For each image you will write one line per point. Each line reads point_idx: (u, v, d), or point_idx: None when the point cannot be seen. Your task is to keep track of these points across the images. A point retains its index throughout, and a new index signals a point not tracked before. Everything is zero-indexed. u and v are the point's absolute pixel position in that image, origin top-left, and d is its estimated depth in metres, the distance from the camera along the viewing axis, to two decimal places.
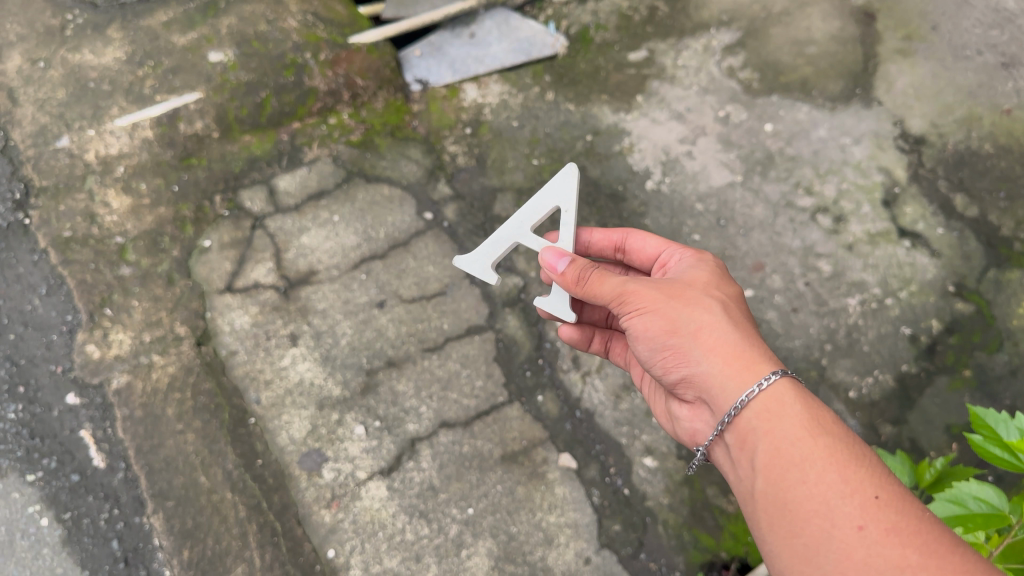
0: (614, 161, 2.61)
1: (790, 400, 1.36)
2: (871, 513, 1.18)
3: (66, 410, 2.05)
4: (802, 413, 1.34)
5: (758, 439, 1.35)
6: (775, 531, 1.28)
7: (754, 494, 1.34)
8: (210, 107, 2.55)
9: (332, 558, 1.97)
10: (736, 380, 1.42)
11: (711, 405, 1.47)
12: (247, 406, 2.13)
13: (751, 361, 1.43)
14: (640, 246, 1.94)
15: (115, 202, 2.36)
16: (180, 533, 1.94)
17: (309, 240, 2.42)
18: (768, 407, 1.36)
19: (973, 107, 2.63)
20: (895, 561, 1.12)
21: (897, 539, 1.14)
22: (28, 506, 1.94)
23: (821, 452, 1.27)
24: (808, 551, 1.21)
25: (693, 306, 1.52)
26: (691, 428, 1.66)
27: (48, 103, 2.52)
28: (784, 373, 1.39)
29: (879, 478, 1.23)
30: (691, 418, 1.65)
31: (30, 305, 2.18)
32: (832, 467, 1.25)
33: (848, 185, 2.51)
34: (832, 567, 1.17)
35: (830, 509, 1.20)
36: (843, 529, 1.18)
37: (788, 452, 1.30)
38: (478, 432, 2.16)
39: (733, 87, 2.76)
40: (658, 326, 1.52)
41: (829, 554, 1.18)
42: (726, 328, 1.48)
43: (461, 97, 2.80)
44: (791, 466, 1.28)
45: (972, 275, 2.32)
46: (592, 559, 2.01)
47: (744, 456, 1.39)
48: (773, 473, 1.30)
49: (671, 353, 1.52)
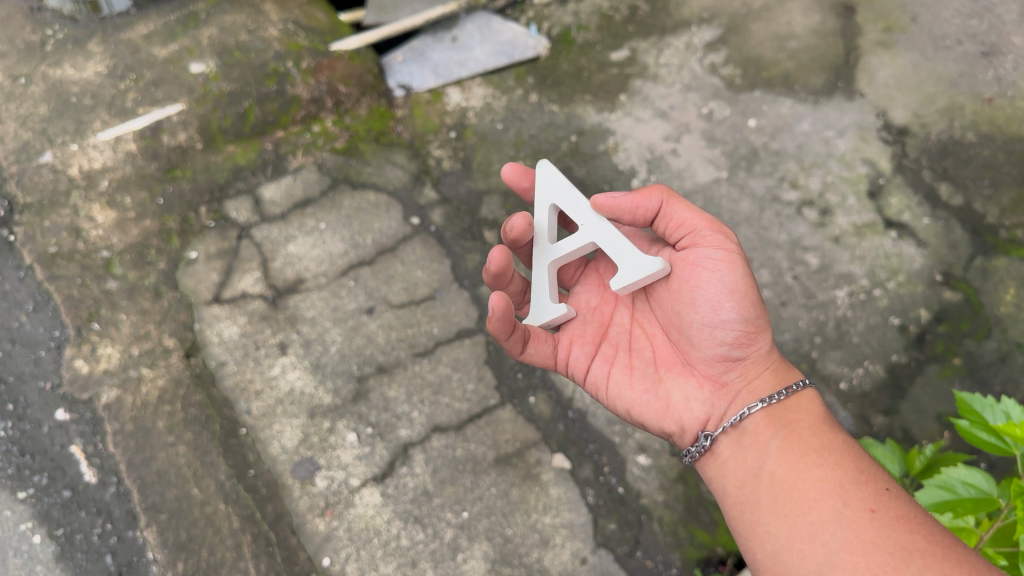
0: (600, 161, 2.61)
1: (816, 406, 1.51)
2: (883, 500, 1.25)
3: (56, 426, 2.04)
4: (824, 416, 1.48)
5: (784, 428, 1.46)
6: (782, 511, 1.34)
7: (762, 476, 1.41)
8: (193, 118, 2.54)
9: (328, 566, 1.97)
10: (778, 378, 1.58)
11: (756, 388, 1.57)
12: (239, 417, 2.12)
13: (789, 371, 1.61)
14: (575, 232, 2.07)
15: (100, 217, 2.35)
16: (174, 545, 1.93)
17: (296, 248, 2.42)
18: (801, 405, 1.51)
19: (955, 97, 2.64)
20: (903, 542, 1.17)
21: (906, 524, 1.20)
22: (21, 523, 1.93)
23: (842, 448, 1.38)
24: (814, 529, 1.26)
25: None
26: (707, 412, 1.61)
27: (30, 119, 2.51)
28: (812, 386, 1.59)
29: (891, 479, 1.32)
30: (711, 402, 1.61)
31: (17, 322, 2.18)
32: (851, 461, 1.35)
33: (832, 178, 2.51)
34: (839, 543, 1.22)
35: (844, 492, 1.28)
36: (855, 510, 1.24)
37: (812, 441, 1.40)
38: (471, 436, 2.16)
39: (716, 84, 2.77)
40: (754, 294, 1.57)
41: (837, 531, 1.23)
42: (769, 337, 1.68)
43: (445, 101, 2.81)
44: (810, 454, 1.37)
45: (959, 264, 2.33)
46: (588, 558, 2.02)
47: (755, 442, 1.47)
48: (790, 456, 1.39)
49: (751, 328, 1.57)
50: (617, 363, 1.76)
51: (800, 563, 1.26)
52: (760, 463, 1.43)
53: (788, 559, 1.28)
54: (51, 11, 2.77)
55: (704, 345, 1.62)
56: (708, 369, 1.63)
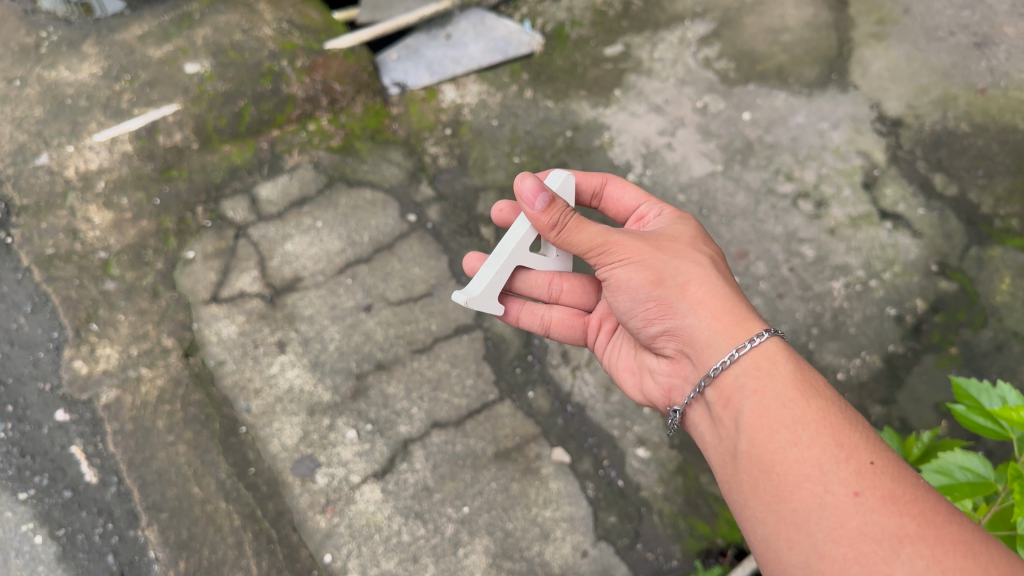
0: (595, 156, 2.62)
1: (781, 359, 1.42)
2: (866, 479, 1.21)
3: (56, 427, 2.05)
4: (793, 372, 1.40)
5: (747, 397, 1.40)
6: (766, 495, 1.31)
7: (739, 456, 1.38)
8: (189, 118, 2.54)
9: (329, 562, 1.97)
10: (725, 336, 1.48)
11: (695, 359, 1.53)
12: (238, 415, 2.13)
13: (742, 318, 1.49)
14: (617, 196, 2.01)
15: (97, 217, 2.36)
16: (176, 544, 1.94)
17: (293, 247, 2.42)
18: (758, 364, 1.42)
19: (948, 88, 2.65)
20: (891, 529, 1.14)
21: (894, 506, 1.17)
22: (22, 524, 1.94)
23: (815, 418, 1.31)
24: (799, 517, 1.24)
25: (680, 260, 1.57)
26: (668, 384, 1.68)
27: (25, 121, 2.51)
28: (773, 332, 1.45)
29: (874, 446, 1.27)
30: (669, 373, 1.67)
31: (15, 324, 2.18)
32: (827, 434, 1.28)
33: (827, 170, 2.52)
34: (825, 533, 1.20)
35: (824, 474, 1.24)
36: (838, 494, 1.21)
37: (779, 413, 1.34)
38: (470, 431, 2.17)
39: (710, 77, 2.77)
40: (646, 273, 1.55)
41: (821, 521, 1.21)
42: (714, 282, 1.54)
43: (440, 98, 2.81)
44: (782, 429, 1.32)
45: (954, 254, 2.34)
46: (589, 551, 2.02)
47: (727, 414, 1.44)
48: (760, 434, 1.34)
49: (655, 304, 1.57)
50: (610, 341, 1.90)
51: (789, 552, 1.25)
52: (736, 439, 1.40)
53: (778, 548, 1.28)
54: (45, 14, 2.77)
55: (639, 327, 1.66)
56: (656, 344, 1.67)
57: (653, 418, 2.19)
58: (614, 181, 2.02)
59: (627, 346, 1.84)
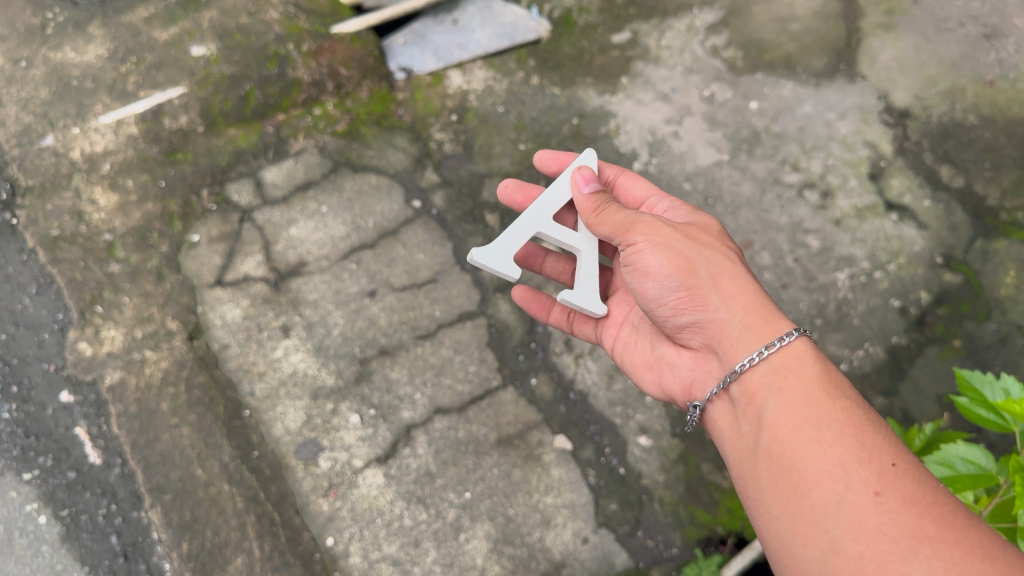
0: (601, 144, 2.61)
1: (808, 359, 1.44)
2: (887, 479, 1.22)
3: (60, 408, 2.06)
4: (819, 372, 1.42)
5: (772, 393, 1.42)
6: (784, 493, 1.33)
7: (760, 453, 1.40)
8: (194, 101, 2.53)
9: (331, 546, 1.98)
10: (754, 333, 1.50)
11: (721, 352, 1.55)
12: (242, 398, 2.13)
13: (771, 317, 1.52)
14: (628, 187, 2.08)
15: (102, 199, 2.36)
16: (179, 526, 1.95)
17: (298, 231, 2.42)
18: (786, 363, 1.44)
19: (956, 79, 2.64)
20: (909, 530, 1.15)
21: (913, 507, 1.18)
22: (26, 504, 1.95)
23: (839, 418, 1.33)
24: (816, 513, 1.25)
25: (710, 251, 1.59)
26: (690, 378, 1.69)
27: (31, 102, 2.51)
28: (802, 333, 1.47)
29: (897, 449, 1.28)
30: (692, 367, 1.69)
31: (20, 305, 2.18)
32: (850, 434, 1.30)
33: (834, 160, 2.51)
34: (842, 530, 1.20)
35: (845, 472, 1.25)
36: (858, 493, 1.22)
37: (803, 411, 1.36)
38: (473, 418, 2.18)
39: (717, 66, 2.76)
40: (679, 262, 1.56)
41: (839, 518, 1.22)
42: (743, 276, 1.57)
43: (446, 84, 2.80)
44: (805, 427, 1.34)
45: (960, 246, 2.34)
46: (590, 538, 2.04)
47: (750, 411, 1.46)
48: (783, 431, 1.36)
49: (686, 295, 1.57)
50: (626, 342, 1.92)
51: (804, 548, 1.26)
52: (757, 435, 1.42)
53: (793, 544, 1.28)
54: None
55: (665, 318, 1.67)
56: (680, 338, 1.69)
57: (656, 407, 2.19)
58: (629, 174, 2.10)
59: (645, 342, 1.85)
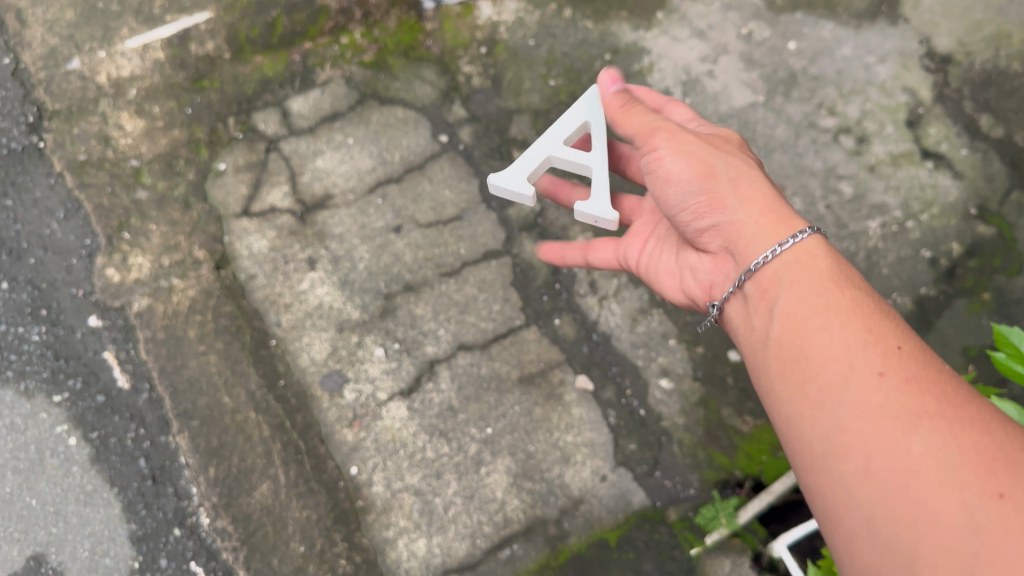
0: (633, 82, 2.55)
1: (819, 253, 1.46)
2: (892, 360, 1.23)
3: (89, 332, 2.09)
4: (830, 266, 1.43)
5: (784, 287, 1.43)
6: (791, 359, 1.36)
7: (770, 343, 1.41)
8: (221, 28, 2.47)
9: (355, 475, 2.04)
10: (768, 233, 1.53)
11: (736, 251, 1.58)
12: (268, 328, 2.16)
13: (785, 218, 1.55)
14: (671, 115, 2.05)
15: (129, 125, 2.34)
16: (206, 451, 2.00)
17: (324, 162, 2.40)
18: (798, 259, 1.45)
19: (1002, 25, 2.56)
20: (913, 404, 1.16)
21: (917, 386, 1.19)
22: (57, 426, 2.02)
23: (847, 304, 1.34)
24: (822, 394, 1.26)
25: (729, 157, 1.66)
26: (709, 282, 1.72)
27: (56, 24, 2.43)
28: (815, 230, 1.49)
29: (903, 333, 1.29)
30: (709, 273, 1.72)
31: (48, 229, 2.19)
32: (858, 320, 1.31)
33: (870, 105, 2.46)
34: (845, 409, 1.22)
35: (851, 355, 1.26)
36: (863, 371, 1.23)
37: (813, 299, 1.37)
38: (496, 355, 2.19)
39: (756, 4, 2.67)
40: (698, 167, 1.62)
41: (844, 396, 1.23)
42: (759, 180, 1.63)
43: (475, 15, 2.68)
44: (814, 314, 1.35)
45: (994, 198, 2.30)
46: (608, 476, 2.07)
47: (762, 305, 1.48)
48: (793, 321, 1.37)
49: (705, 198, 1.62)
50: (652, 251, 1.95)
51: (808, 430, 1.27)
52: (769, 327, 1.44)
53: (798, 427, 1.29)
54: None
55: (684, 224, 1.72)
56: (699, 242, 1.71)
57: (678, 350, 2.19)
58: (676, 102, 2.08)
59: (671, 251, 1.90)
